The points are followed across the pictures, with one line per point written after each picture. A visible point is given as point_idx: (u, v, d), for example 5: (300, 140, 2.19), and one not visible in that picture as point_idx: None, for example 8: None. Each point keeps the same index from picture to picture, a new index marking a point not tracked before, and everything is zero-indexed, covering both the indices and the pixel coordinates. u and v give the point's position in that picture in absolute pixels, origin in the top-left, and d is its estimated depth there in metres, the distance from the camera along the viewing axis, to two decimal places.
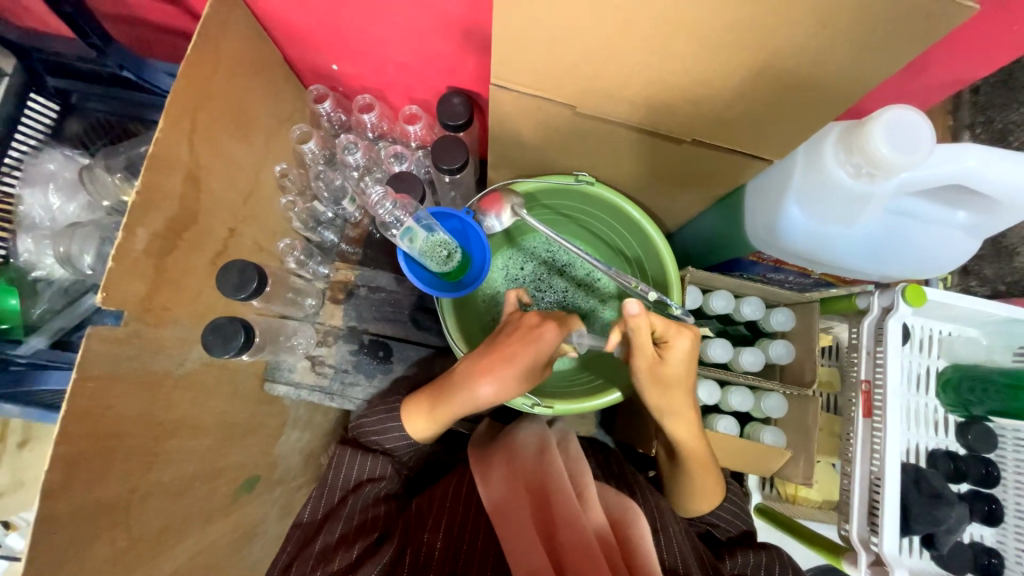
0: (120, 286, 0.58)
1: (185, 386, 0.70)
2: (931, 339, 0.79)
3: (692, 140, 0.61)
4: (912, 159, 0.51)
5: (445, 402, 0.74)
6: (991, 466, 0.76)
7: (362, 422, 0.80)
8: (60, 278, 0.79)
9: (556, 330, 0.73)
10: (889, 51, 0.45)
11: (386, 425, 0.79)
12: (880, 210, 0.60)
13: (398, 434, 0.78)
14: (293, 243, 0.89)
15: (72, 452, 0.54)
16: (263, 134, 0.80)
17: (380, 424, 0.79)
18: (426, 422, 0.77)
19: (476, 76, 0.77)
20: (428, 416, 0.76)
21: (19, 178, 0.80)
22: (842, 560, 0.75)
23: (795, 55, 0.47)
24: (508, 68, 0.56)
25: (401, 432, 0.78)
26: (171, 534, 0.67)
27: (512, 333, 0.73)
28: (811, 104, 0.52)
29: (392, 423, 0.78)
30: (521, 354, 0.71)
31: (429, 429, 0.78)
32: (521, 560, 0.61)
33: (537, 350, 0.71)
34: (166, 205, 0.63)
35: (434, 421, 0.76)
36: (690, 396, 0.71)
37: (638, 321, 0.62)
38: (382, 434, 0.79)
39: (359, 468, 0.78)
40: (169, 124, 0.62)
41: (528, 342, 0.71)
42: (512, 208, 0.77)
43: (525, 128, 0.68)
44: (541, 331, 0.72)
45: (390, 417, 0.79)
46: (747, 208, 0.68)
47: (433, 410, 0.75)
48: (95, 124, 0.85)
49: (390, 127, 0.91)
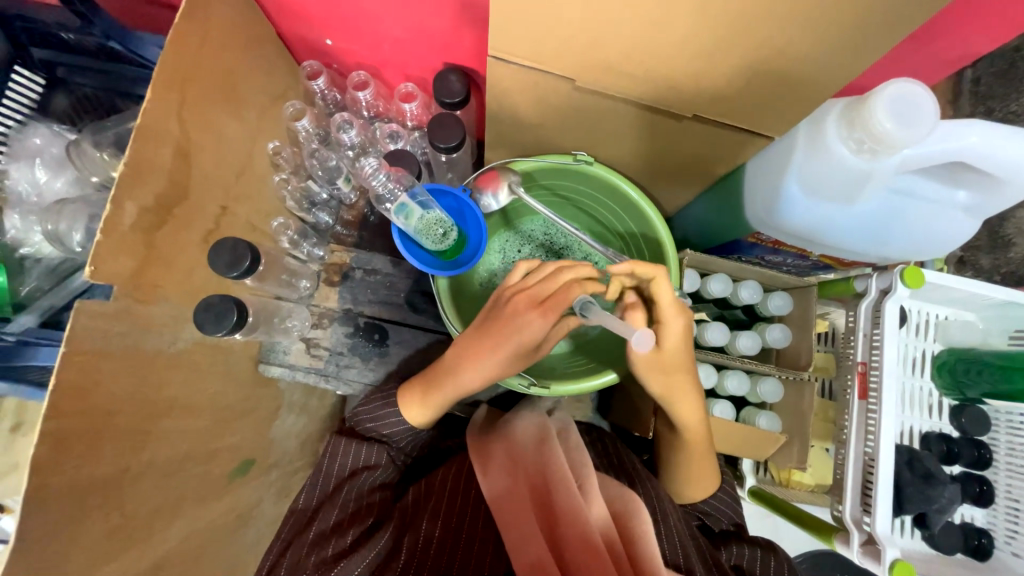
0: (109, 262, 0.57)
1: (178, 365, 0.69)
2: (927, 323, 0.79)
3: (692, 116, 0.60)
4: (915, 135, 0.50)
5: (438, 385, 0.74)
6: (983, 449, 0.77)
7: (359, 411, 0.80)
8: (48, 256, 0.78)
9: (539, 321, 0.67)
10: (897, 21, 0.44)
11: (384, 412, 0.79)
12: (881, 188, 0.59)
13: (396, 419, 0.78)
14: (287, 222, 0.88)
15: (62, 428, 0.53)
16: (255, 110, 0.78)
17: (375, 411, 0.79)
18: (421, 407, 0.76)
19: (473, 52, 0.75)
20: (422, 401, 0.76)
21: (5, 153, 0.78)
22: (834, 540, 0.76)
23: (801, 24, 0.46)
24: (506, 39, 0.54)
25: (394, 416, 0.78)
26: (164, 513, 0.66)
27: (496, 319, 0.70)
28: (817, 76, 0.51)
29: (390, 408, 0.78)
30: (503, 339, 0.69)
31: (427, 414, 0.77)
32: (520, 554, 0.62)
33: (519, 339, 0.68)
34: (155, 179, 0.61)
35: (428, 405, 0.76)
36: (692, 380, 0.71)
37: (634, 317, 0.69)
38: (378, 421, 0.79)
39: (354, 456, 0.77)
40: (158, 95, 0.61)
41: (511, 330, 0.69)
42: (510, 187, 0.75)
43: (523, 105, 0.67)
44: (522, 320, 0.68)
45: (386, 404, 0.79)
46: (747, 188, 0.67)
47: (425, 394, 0.75)
48: (82, 99, 0.83)
49: (386, 107, 0.90)
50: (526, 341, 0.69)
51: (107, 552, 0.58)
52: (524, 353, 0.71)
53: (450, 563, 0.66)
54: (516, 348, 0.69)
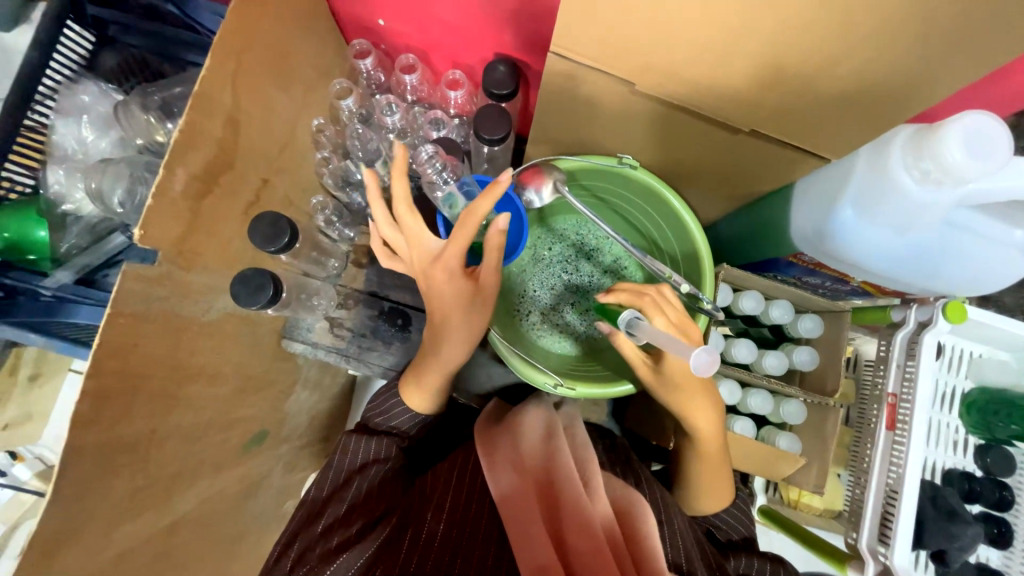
0: (156, 226, 0.57)
1: (209, 333, 0.70)
2: (961, 359, 0.78)
3: (749, 130, 0.60)
4: (986, 168, 0.49)
5: (433, 375, 0.76)
6: (1006, 491, 0.76)
7: (369, 411, 0.84)
8: (88, 214, 0.79)
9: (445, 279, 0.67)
10: (988, 53, 0.43)
11: (391, 406, 0.82)
12: (938, 220, 0.58)
13: (402, 410, 0.82)
14: (326, 201, 0.86)
15: (102, 386, 0.54)
16: (302, 86, 0.78)
17: (384, 405, 0.83)
18: (420, 394, 0.79)
19: (527, 47, 0.75)
20: (418, 386, 0.79)
21: (52, 107, 0.78)
22: (847, 568, 0.76)
23: (885, 47, 0.45)
24: (574, 36, 0.53)
25: (402, 409, 0.82)
26: (185, 476, 0.68)
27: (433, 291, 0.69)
28: (887, 102, 0.50)
29: (395, 399, 0.82)
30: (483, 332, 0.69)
31: (427, 400, 0.81)
32: (527, 556, 0.61)
33: (450, 300, 0.68)
34: (206, 147, 0.61)
35: (424, 391, 0.79)
36: (711, 391, 0.71)
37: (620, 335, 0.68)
38: (386, 415, 0.82)
39: (365, 450, 0.79)
40: (216, 64, 0.60)
41: (440, 297, 0.68)
42: (554, 184, 0.75)
43: (576, 105, 0.66)
44: (435, 287, 0.68)
45: (393, 396, 0.83)
46: (795, 206, 0.66)
47: (420, 381, 0.78)
48: (130, 59, 0.83)
49: (429, 92, 0.89)
50: (455, 297, 0.68)
51: (130, 512, 0.59)
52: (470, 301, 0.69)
53: (453, 557, 0.66)
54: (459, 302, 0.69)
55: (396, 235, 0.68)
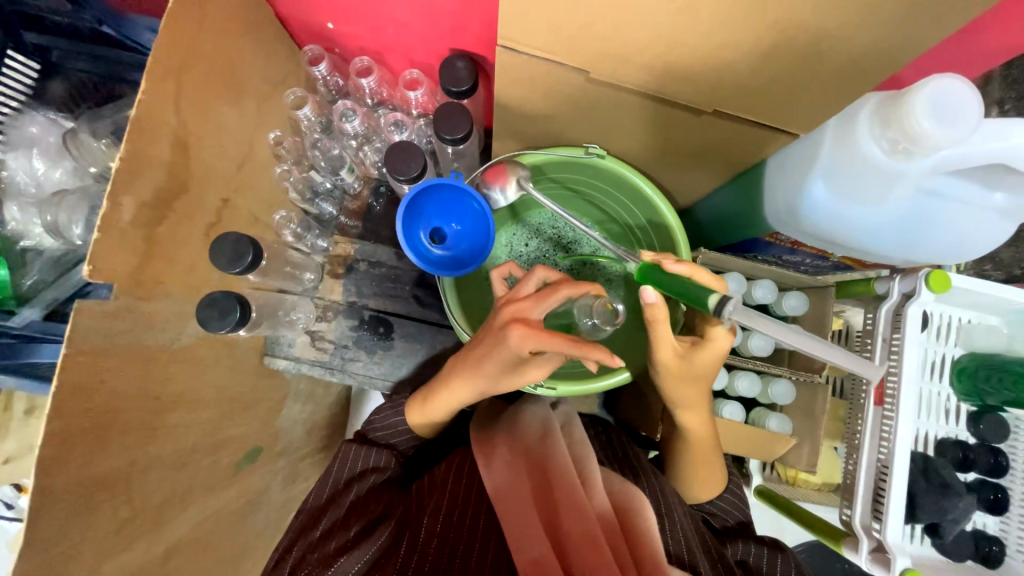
0: (108, 258, 0.56)
1: (184, 359, 0.69)
2: (949, 327, 0.77)
3: (713, 111, 0.57)
4: (955, 133, 0.48)
5: (442, 398, 0.72)
6: (1000, 456, 0.76)
7: (370, 423, 0.82)
8: (49, 248, 0.77)
9: (519, 337, 0.61)
10: (950, 9, 0.40)
11: (395, 421, 0.80)
12: (912, 189, 0.56)
13: (402, 426, 0.80)
14: (290, 215, 0.87)
15: (68, 427, 0.53)
16: (255, 98, 0.76)
17: (387, 419, 0.81)
18: (421, 417, 0.76)
19: (482, 39, 0.72)
20: (422, 410, 0.76)
21: (2, 142, 0.77)
22: (843, 546, 0.76)
23: (833, 18, 0.43)
24: (518, 28, 0.51)
25: (407, 426, 0.80)
26: (174, 504, 0.67)
27: (485, 331, 0.66)
28: (844, 73, 0.48)
29: (399, 416, 0.80)
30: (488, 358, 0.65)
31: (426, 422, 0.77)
32: (522, 550, 0.58)
33: (497, 357, 0.63)
34: (153, 174, 0.60)
35: (427, 415, 0.75)
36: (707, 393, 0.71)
37: (654, 309, 0.61)
38: (390, 430, 0.80)
39: (365, 460, 0.76)
40: (155, 85, 0.58)
41: (490, 346, 0.64)
42: (518, 182, 0.73)
43: (532, 98, 0.64)
44: (503, 336, 0.63)
45: (398, 412, 0.81)
46: (766, 186, 0.65)
47: (426, 403, 0.74)
48: (78, 85, 0.80)
49: (390, 93, 0.87)
50: (506, 359, 0.64)
51: (117, 545, 0.58)
52: (511, 368, 0.65)
53: (451, 560, 0.63)
54: (495, 364, 0.65)
55: (530, 284, 0.66)
